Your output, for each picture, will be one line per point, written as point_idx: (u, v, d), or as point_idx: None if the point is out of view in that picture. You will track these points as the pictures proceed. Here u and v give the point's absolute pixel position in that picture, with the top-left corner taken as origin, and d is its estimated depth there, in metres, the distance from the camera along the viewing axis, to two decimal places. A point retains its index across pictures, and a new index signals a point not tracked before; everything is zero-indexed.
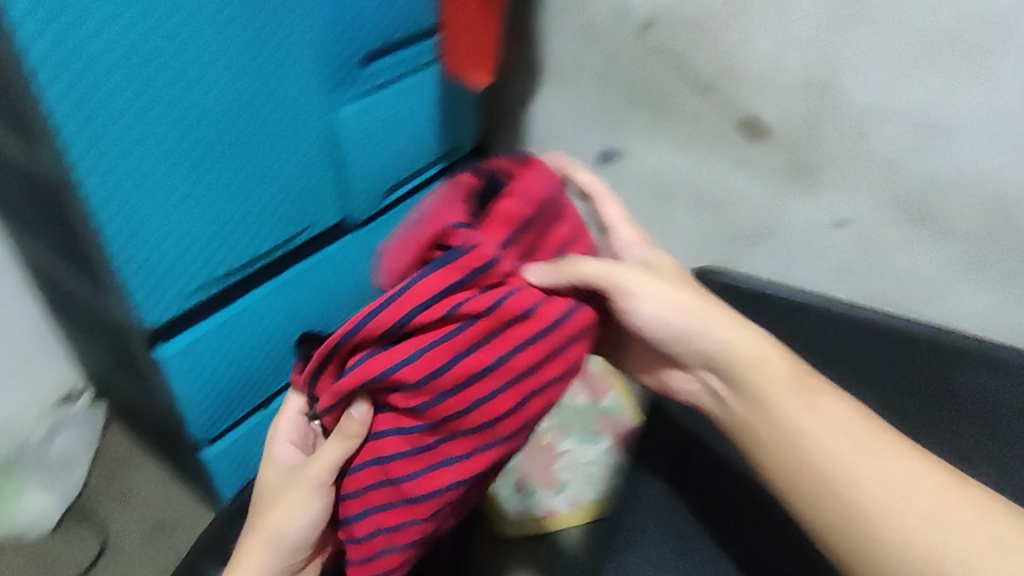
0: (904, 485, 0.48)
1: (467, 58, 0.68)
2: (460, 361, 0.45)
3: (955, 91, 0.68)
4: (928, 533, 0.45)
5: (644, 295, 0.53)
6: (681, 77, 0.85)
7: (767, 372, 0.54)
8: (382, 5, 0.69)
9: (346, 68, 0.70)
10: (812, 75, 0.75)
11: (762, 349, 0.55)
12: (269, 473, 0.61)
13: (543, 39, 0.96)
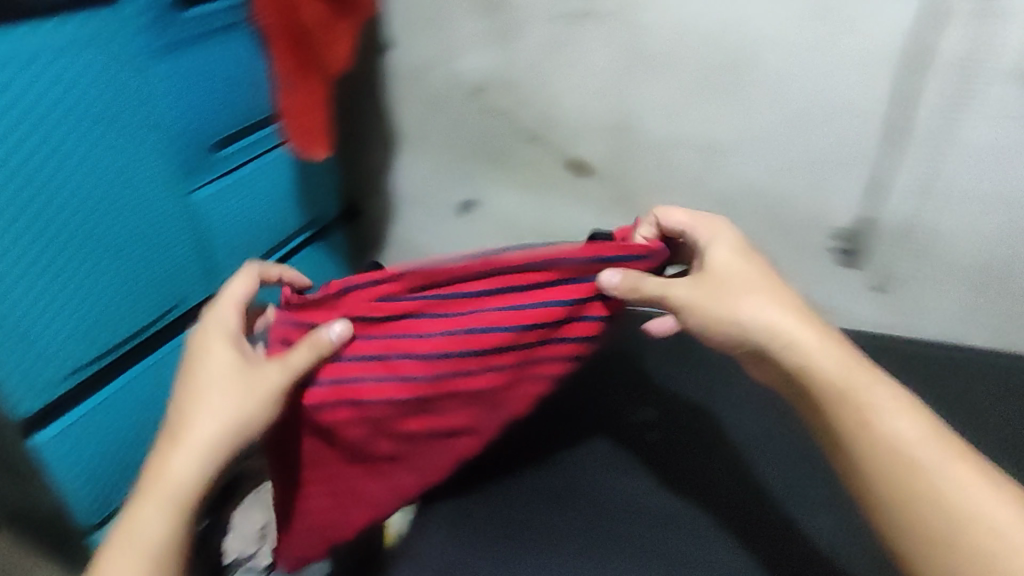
0: (940, 469, 0.48)
1: (302, 136, 0.78)
2: (499, 336, 0.59)
3: (721, 125, 0.85)
4: (962, 510, 0.46)
5: (690, 299, 0.59)
6: (512, 135, 1.00)
7: (830, 356, 0.54)
8: (222, 96, 0.78)
9: (196, 154, 0.78)
10: (610, 117, 0.92)
11: (816, 345, 0.55)
12: (203, 359, 0.58)
13: (392, 111, 1.07)
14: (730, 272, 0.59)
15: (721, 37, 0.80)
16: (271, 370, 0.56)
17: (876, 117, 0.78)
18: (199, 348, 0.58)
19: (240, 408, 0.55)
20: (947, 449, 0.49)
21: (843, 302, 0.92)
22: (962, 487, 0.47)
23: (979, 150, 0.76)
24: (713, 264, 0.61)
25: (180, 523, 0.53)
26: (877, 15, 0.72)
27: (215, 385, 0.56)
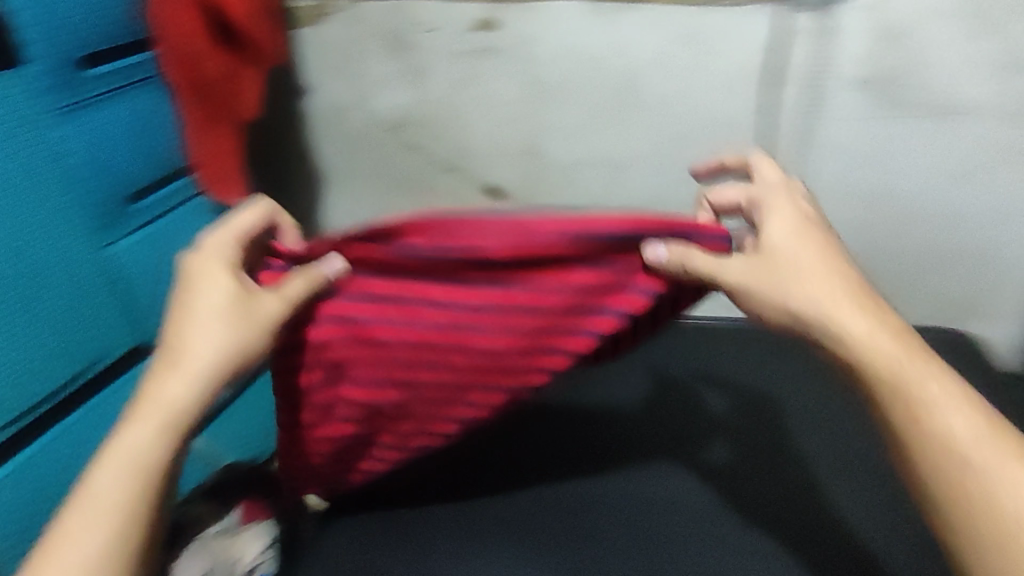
0: (957, 446, 0.49)
1: (218, 184, 0.90)
2: (498, 293, 0.59)
3: (619, 141, 0.93)
4: (972, 487, 0.48)
5: (752, 279, 0.56)
6: (428, 167, 1.06)
7: (881, 339, 0.53)
8: (132, 154, 0.83)
9: (111, 208, 0.82)
10: (517, 141, 0.98)
11: (869, 330, 0.53)
12: (198, 287, 0.58)
13: (315, 152, 1.10)
14: (794, 255, 0.57)
15: (607, 63, 0.88)
16: (268, 304, 0.57)
17: (752, 127, 0.86)
18: (195, 274, 0.58)
19: (229, 342, 0.56)
20: (1002, 445, 0.49)
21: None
22: (978, 468, 0.48)
23: (844, 151, 0.85)
24: (770, 241, 0.58)
25: (170, 446, 0.55)
26: (738, 37, 0.81)
27: (209, 314, 0.57)
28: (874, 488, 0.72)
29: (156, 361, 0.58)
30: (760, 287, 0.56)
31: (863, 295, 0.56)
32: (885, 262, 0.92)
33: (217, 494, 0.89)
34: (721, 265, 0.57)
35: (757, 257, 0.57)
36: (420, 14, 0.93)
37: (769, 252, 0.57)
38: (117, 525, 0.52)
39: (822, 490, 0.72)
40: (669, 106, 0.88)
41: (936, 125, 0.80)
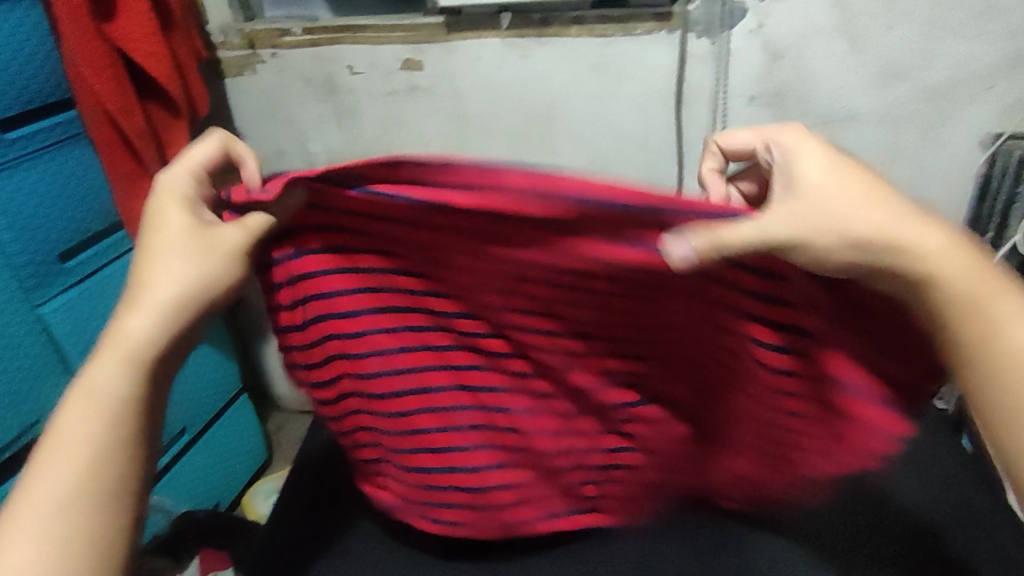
0: None
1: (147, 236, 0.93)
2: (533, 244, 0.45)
3: (545, 166, 0.98)
4: None
5: (814, 235, 0.42)
6: None
7: (969, 282, 0.44)
8: (62, 215, 0.86)
9: (43, 269, 0.84)
10: None
11: (959, 274, 0.44)
12: (160, 217, 0.50)
13: None
14: (847, 202, 0.43)
15: (527, 95, 0.93)
16: (233, 236, 0.49)
17: (665, 146, 0.92)
18: (157, 204, 0.50)
19: (198, 276, 0.49)
20: None
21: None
22: None
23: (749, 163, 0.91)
24: (817, 192, 0.43)
25: (140, 379, 0.48)
26: (643, 64, 0.87)
27: (174, 249, 0.49)
28: (981, 535, 0.62)
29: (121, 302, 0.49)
30: (833, 249, 0.42)
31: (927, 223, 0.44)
32: None
33: (173, 549, 0.89)
34: (769, 228, 0.41)
35: (811, 211, 0.43)
36: (345, 59, 0.97)
37: (821, 193, 0.43)
38: (87, 485, 0.45)
39: (941, 538, 0.62)
40: (587, 133, 0.94)
41: (826, 133, 0.87)
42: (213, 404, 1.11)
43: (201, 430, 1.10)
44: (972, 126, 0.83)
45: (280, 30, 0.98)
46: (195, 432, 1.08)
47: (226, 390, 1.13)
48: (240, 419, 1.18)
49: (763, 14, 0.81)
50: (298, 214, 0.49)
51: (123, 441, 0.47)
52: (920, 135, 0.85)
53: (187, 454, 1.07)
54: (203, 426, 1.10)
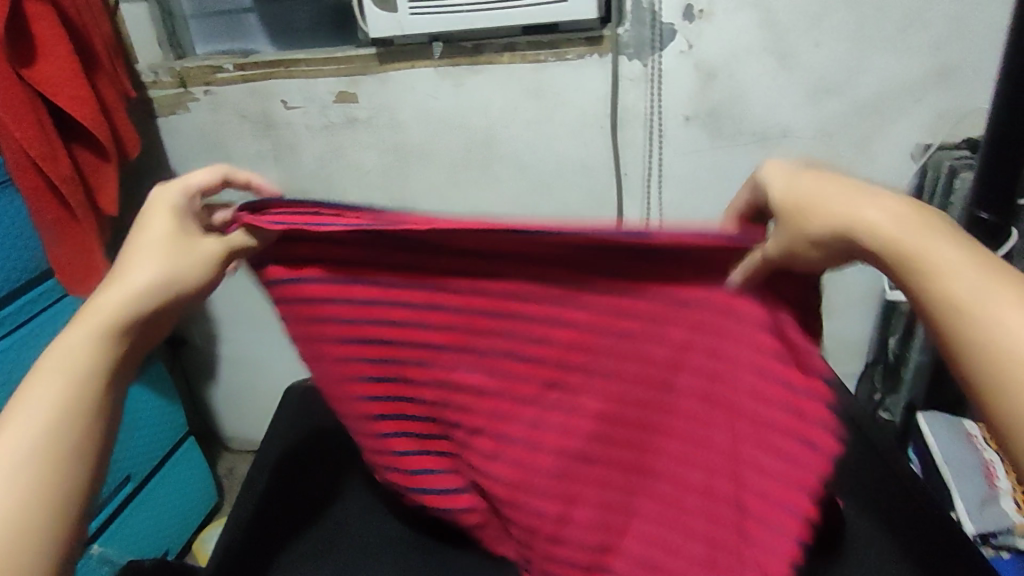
0: None
1: (67, 278, 0.88)
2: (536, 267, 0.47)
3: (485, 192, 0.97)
4: None
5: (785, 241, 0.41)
6: None
7: (983, 288, 0.35)
8: None
9: None
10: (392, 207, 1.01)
11: (969, 279, 0.35)
12: (144, 220, 0.48)
13: None
14: (826, 209, 0.40)
15: (464, 123, 0.92)
16: (214, 246, 0.48)
17: (604, 168, 0.91)
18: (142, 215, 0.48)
19: (167, 273, 0.46)
20: None
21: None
22: None
23: (689, 183, 0.91)
24: (794, 205, 0.41)
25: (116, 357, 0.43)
26: (577, 87, 0.86)
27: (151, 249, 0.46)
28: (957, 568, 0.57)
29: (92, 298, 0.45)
30: (801, 254, 0.41)
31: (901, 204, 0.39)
32: None
33: None
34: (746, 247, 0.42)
35: (784, 229, 0.41)
36: (280, 93, 0.95)
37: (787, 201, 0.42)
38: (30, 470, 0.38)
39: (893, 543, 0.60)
40: (525, 159, 0.93)
41: (762, 150, 0.87)
42: (159, 449, 1.05)
43: (145, 478, 1.03)
44: (904, 138, 0.83)
45: (212, 66, 0.96)
46: (139, 480, 1.01)
47: (172, 434, 1.07)
48: (188, 463, 1.12)
49: (692, 35, 0.81)
50: (268, 247, 0.50)
51: (84, 416, 0.41)
52: (855, 148, 0.85)
53: (131, 505, 1.00)
54: (147, 474, 1.03)
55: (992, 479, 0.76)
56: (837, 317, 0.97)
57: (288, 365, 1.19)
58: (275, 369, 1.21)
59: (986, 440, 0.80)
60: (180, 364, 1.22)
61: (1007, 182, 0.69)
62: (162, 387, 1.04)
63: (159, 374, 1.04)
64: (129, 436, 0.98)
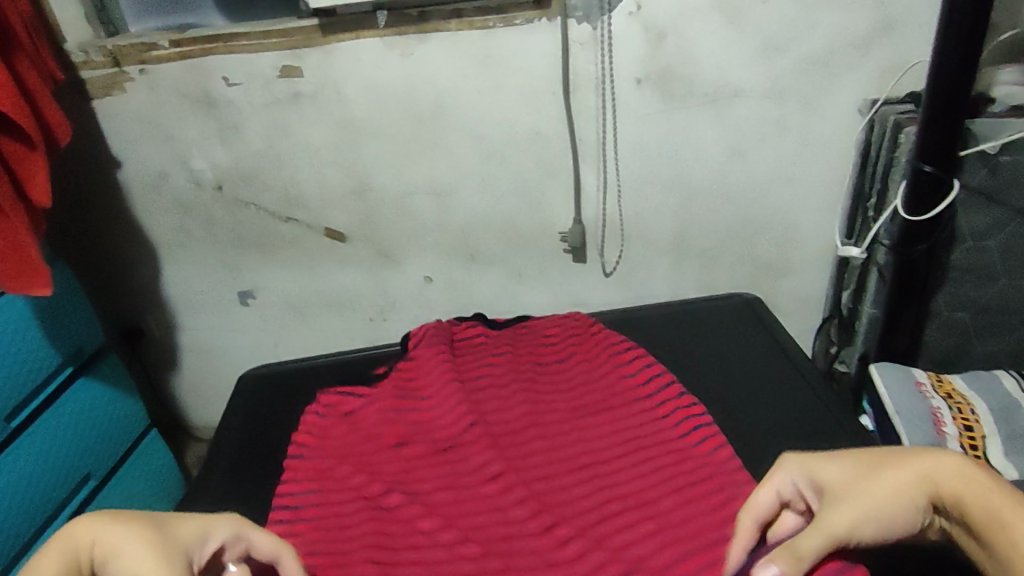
0: (891, 503, 0.46)
1: (19, 282, 0.78)
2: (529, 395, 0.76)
3: (440, 166, 0.95)
4: (873, 521, 0.46)
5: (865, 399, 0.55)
6: (257, 215, 1.03)
7: (823, 464, 0.50)
8: None
9: None
10: (346, 185, 0.98)
11: (796, 475, 0.51)
12: None
13: (140, 224, 1.05)
14: (847, 474, 0.49)
15: (413, 96, 0.89)
16: None
17: (559, 136, 0.90)
18: (213, 522, 0.50)
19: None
20: (878, 463, 0.48)
21: (583, 290, 1.03)
22: (888, 514, 0.46)
23: (646, 148, 0.89)
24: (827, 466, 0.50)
25: None
26: (526, 55, 0.84)
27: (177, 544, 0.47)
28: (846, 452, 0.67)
29: (149, 522, 0.48)
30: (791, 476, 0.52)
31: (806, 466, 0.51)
32: (708, 251, 0.97)
33: None
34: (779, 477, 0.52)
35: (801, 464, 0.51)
36: (221, 70, 0.91)
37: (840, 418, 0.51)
38: None
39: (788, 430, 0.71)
40: (476, 130, 0.91)
41: (715, 112, 0.86)
42: (121, 443, 1.02)
43: (107, 474, 1.00)
44: (852, 94, 0.84)
45: (146, 44, 0.91)
46: (100, 477, 0.98)
47: (135, 427, 1.05)
48: (151, 453, 1.09)
49: None
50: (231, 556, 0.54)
51: None
52: (805, 108, 0.85)
53: (92, 502, 0.97)
54: (110, 469, 1.01)
55: (940, 426, 0.77)
56: (791, 278, 0.99)
57: (248, 348, 1.17)
58: (237, 355, 1.18)
59: (933, 386, 0.82)
60: (138, 357, 1.19)
61: (949, 135, 0.70)
62: (120, 380, 1.02)
63: (115, 370, 1.01)
64: (86, 432, 0.95)
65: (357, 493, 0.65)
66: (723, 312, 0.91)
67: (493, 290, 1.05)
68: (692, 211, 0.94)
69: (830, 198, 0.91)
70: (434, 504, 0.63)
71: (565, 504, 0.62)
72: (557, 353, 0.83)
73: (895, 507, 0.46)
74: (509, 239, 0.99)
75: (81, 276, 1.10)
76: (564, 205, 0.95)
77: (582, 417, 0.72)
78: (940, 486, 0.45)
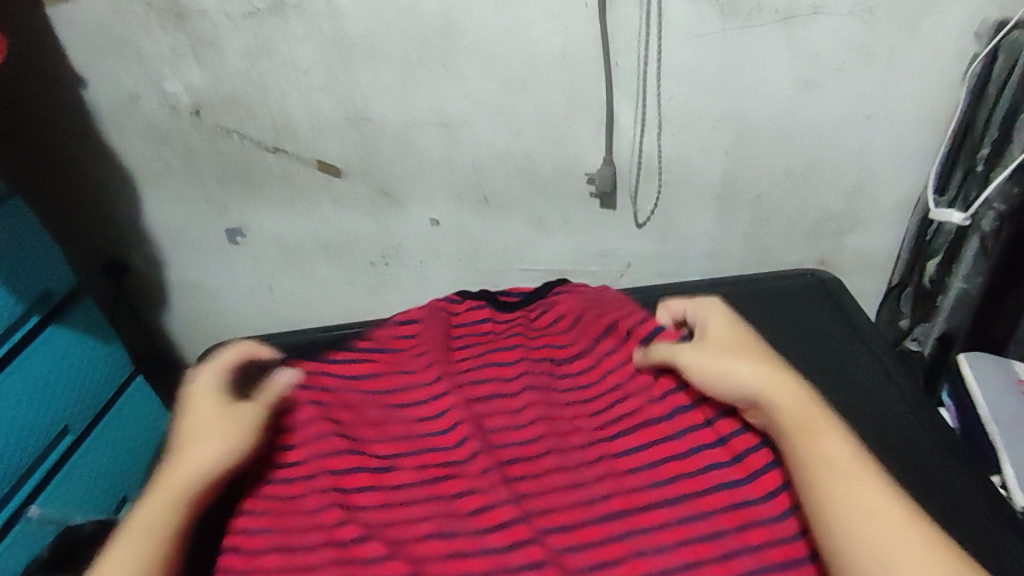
0: (726, 371, 0.56)
1: None
2: (547, 412, 0.65)
3: (449, 92, 0.80)
4: (709, 369, 0.57)
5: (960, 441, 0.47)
6: (244, 147, 0.90)
7: (722, 323, 0.62)
8: None
9: None
10: (340, 114, 0.85)
11: (708, 313, 0.64)
12: None
13: (115, 152, 0.93)
14: (721, 341, 0.60)
15: (417, 8, 0.74)
16: None
17: (591, 58, 0.74)
18: (192, 396, 0.58)
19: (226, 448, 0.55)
20: (751, 355, 0.57)
21: (611, 240, 0.90)
22: (718, 371, 0.57)
23: (695, 75, 0.74)
24: (717, 326, 0.62)
25: None
26: None
27: (200, 428, 0.55)
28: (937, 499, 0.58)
29: (176, 447, 0.54)
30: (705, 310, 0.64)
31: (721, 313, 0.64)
32: (761, 201, 0.83)
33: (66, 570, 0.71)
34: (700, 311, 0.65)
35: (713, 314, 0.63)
36: None
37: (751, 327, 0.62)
38: None
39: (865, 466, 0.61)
40: (491, 49, 0.75)
41: (787, 32, 0.70)
42: (100, 395, 0.94)
43: (88, 427, 0.93)
44: (966, 10, 0.66)
45: None
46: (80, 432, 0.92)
47: (117, 376, 0.96)
48: (138, 402, 1.01)
49: None
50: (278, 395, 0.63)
51: None
52: (901, 29, 0.68)
53: (73, 457, 0.91)
54: (91, 422, 0.94)
55: None
56: (857, 235, 0.85)
57: (240, 290, 1.07)
58: (230, 297, 1.09)
59: None
60: (124, 296, 1.10)
61: None
62: (99, 327, 0.92)
63: (91, 315, 0.91)
64: (61, 385, 0.87)
65: (327, 535, 0.54)
66: (774, 303, 0.80)
67: (506, 236, 0.93)
68: (746, 153, 0.79)
69: (916, 140, 0.76)
70: (425, 564, 0.53)
71: (587, 574, 0.51)
72: (574, 353, 0.71)
73: (729, 370, 0.56)
74: (528, 181, 0.86)
75: (50, 209, 1.00)
76: (594, 143, 0.81)
77: (616, 455, 0.61)
78: (769, 396, 0.54)
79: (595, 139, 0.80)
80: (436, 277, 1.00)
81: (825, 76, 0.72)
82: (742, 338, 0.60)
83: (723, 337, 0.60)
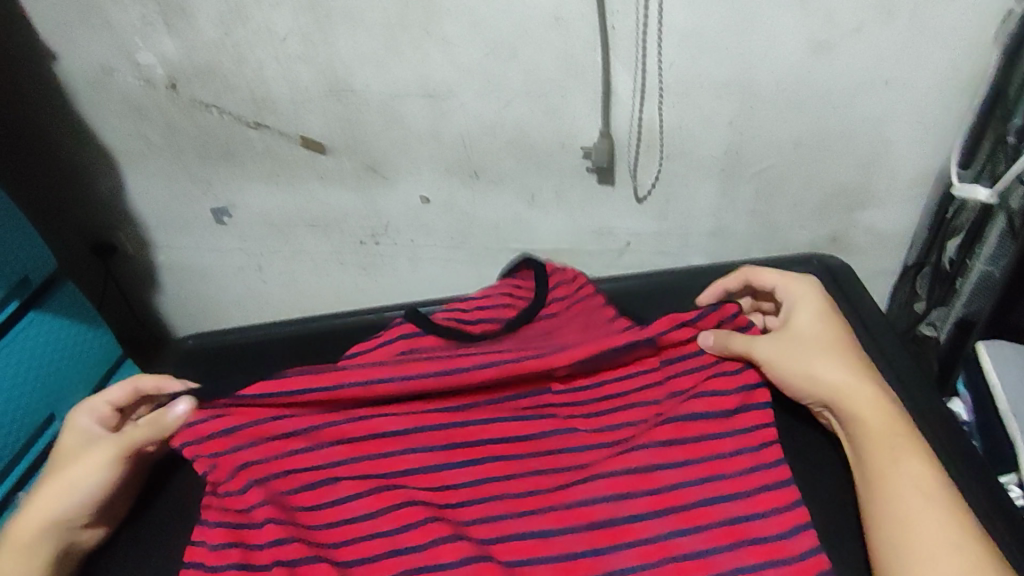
0: (816, 376, 0.61)
1: None
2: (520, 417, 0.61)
3: (433, 59, 0.75)
4: (798, 366, 0.61)
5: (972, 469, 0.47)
6: (223, 122, 0.86)
7: (809, 313, 0.65)
8: None
9: None
10: (322, 87, 0.80)
11: (791, 296, 0.67)
12: None
13: (91, 129, 0.89)
14: (810, 335, 0.64)
15: None
16: None
17: (583, 21, 0.68)
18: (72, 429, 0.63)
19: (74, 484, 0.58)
20: (848, 362, 0.61)
21: (610, 217, 0.85)
22: (811, 370, 0.61)
23: (697, 38, 0.68)
24: (801, 314, 0.66)
25: None
26: None
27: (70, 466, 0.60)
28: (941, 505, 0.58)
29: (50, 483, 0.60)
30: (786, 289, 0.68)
31: (807, 296, 0.67)
32: (768, 173, 0.78)
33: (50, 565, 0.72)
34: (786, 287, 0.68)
35: (799, 298, 0.67)
36: None
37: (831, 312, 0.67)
38: None
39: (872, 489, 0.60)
40: (476, 12, 0.70)
41: None
42: (89, 377, 0.91)
43: None
44: None
45: None
46: None
47: (106, 359, 0.94)
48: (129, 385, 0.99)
49: None
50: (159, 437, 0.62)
51: None
52: None
53: None
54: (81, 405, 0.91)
55: None
56: (871, 212, 0.79)
57: (228, 270, 1.04)
58: (218, 276, 1.05)
59: None
60: (112, 276, 1.07)
61: None
62: (83, 310, 0.89)
63: (74, 298, 0.88)
64: (47, 369, 0.84)
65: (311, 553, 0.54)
66: None
67: (499, 212, 0.88)
68: (753, 123, 0.73)
69: (940, 107, 0.70)
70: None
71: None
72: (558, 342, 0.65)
73: (824, 372, 0.60)
74: (520, 154, 0.81)
75: (30, 187, 0.97)
76: (588, 114, 0.75)
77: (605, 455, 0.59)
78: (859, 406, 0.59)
79: (590, 108, 0.75)
80: (428, 255, 0.96)
81: (840, 35, 0.66)
82: (828, 332, 0.64)
83: (808, 326, 0.65)
